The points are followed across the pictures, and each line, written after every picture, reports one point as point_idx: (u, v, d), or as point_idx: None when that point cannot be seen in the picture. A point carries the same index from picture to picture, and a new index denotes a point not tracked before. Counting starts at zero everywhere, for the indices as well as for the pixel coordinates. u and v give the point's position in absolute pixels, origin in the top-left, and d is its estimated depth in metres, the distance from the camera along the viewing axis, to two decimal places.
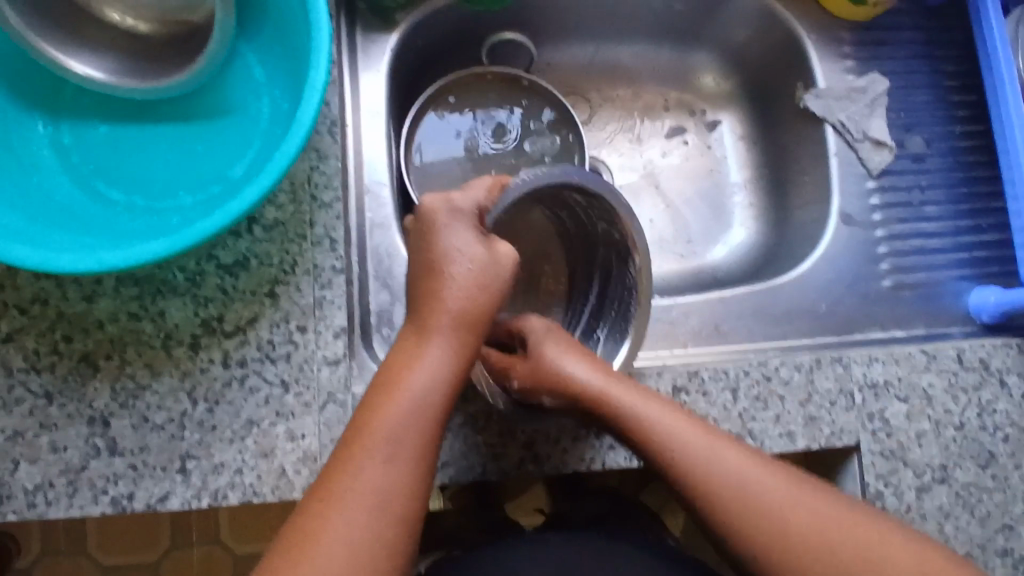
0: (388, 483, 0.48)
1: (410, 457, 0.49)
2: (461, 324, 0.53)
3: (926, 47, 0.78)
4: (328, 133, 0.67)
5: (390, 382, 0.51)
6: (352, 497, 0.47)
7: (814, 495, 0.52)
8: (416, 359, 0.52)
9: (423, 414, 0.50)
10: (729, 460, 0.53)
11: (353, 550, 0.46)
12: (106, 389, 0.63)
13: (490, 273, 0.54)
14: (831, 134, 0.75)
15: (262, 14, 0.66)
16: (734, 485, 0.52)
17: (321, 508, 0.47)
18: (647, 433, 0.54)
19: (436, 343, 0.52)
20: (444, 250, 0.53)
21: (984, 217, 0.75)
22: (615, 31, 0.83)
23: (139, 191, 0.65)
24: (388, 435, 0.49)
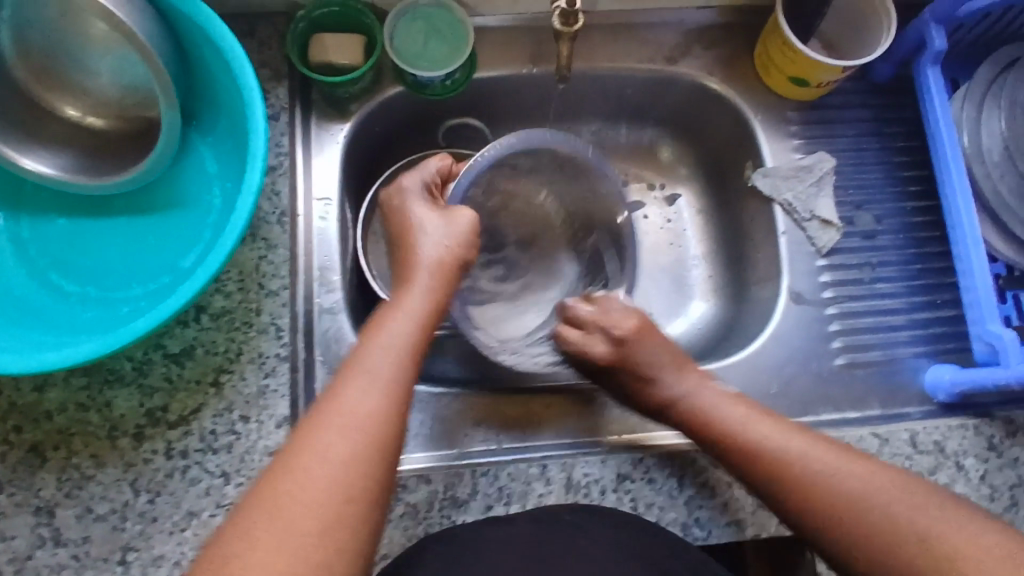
0: (370, 406, 0.53)
1: (387, 385, 0.54)
2: (438, 272, 0.63)
3: (875, 123, 0.78)
4: (277, 223, 0.69)
5: (372, 333, 0.58)
6: (336, 415, 0.52)
7: (862, 467, 0.58)
8: (399, 306, 0.60)
9: (401, 355, 0.56)
10: (786, 442, 0.61)
11: (337, 461, 0.50)
12: (52, 479, 0.64)
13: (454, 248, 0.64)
14: (779, 213, 0.75)
15: (215, 108, 0.68)
16: (786, 455, 0.60)
17: (311, 426, 0.52)
18: (705, 418, 0.66)
19: (410, 299, 0.61)
20: (415, 219, 0.65)
21: (939, 293, 0.74)
22: (570, 113, 0.83)
23: (93, 282, 0.66)
24: (371, 368, 0.55)
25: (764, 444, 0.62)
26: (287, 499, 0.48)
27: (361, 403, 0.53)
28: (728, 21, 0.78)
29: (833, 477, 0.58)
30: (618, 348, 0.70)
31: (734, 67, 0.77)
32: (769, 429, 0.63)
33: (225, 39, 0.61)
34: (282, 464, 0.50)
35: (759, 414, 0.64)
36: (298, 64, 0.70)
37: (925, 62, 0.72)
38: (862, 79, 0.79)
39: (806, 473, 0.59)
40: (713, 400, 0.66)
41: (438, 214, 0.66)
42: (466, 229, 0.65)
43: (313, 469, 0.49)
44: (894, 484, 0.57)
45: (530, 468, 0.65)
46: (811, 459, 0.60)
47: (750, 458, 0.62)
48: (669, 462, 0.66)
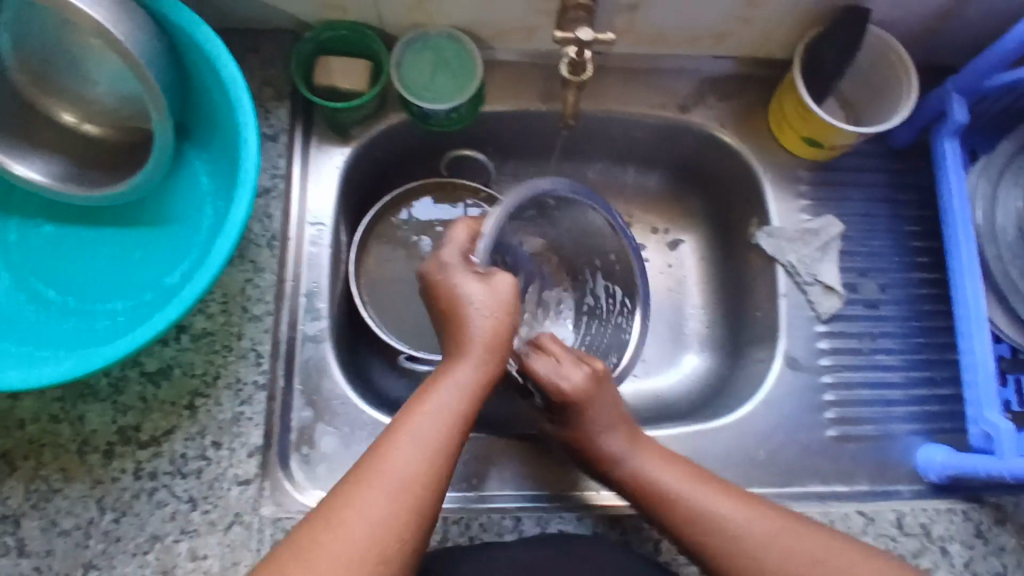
0: (412, 470, 0.52)
1: (427, 455, 0.52)
2: (490, 347, 0.58)
3: (888, 189, 0.76)
4: (266, 246, 0.68)
5: (421, 399, 0.56)
6: (375, 477, 0.51)
7: (739, 502, 0.58)
8: (446, 375, 0.57)
9: (450, 422, 0.54)
10: (700, 497, 0.58)
11: (370, 529, 0.49)
12: (20, 489, 0.62)
13: (493, 302, 0.59)
14: (781, 274, 0.73)
15: (213, 126, 0.68)
16: (705, 510, 0.57)
17: (348, 487, 0.51)
18: (630, 470, 0.62)
19: (465, 365, 0.57)
20: (461, 295, 0.58)
21: (938, 369, 0.72)
22: (577, 152, 0.82)
23: (76, 292, 0.66)
24: (420, 438, 0.53)
25: (693, 495, 0.59)
26: (321, 561, 0.47)
27: (398, 471, 0.51)
28: (743, 72, 0.77)
29: (734, 526, 0.56)
30: (591, 383, 0.64)
31: (746, 120, 0.76)
32: (654, 464, 0.62)
33: (225, 65, 0.60)
34: (317, 525, 0.49)
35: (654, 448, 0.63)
36: (301, 87, 0.69)
37: (943, 133, 0.71)
38: (877, 143, 0.77)
39: (700, 518, 0.57)
40: (636, 450, 0.63)
41: (478, 280, 0.59)
42: (510, 297, 0.59)
43: (350, 536, 0.48)
44: (763, 529, 0.56)
45: (504, 519, 0.63)
46: (718, 506, 0.58)
47: (661, 503, 0.59)
48: (646, 525, 0.64)
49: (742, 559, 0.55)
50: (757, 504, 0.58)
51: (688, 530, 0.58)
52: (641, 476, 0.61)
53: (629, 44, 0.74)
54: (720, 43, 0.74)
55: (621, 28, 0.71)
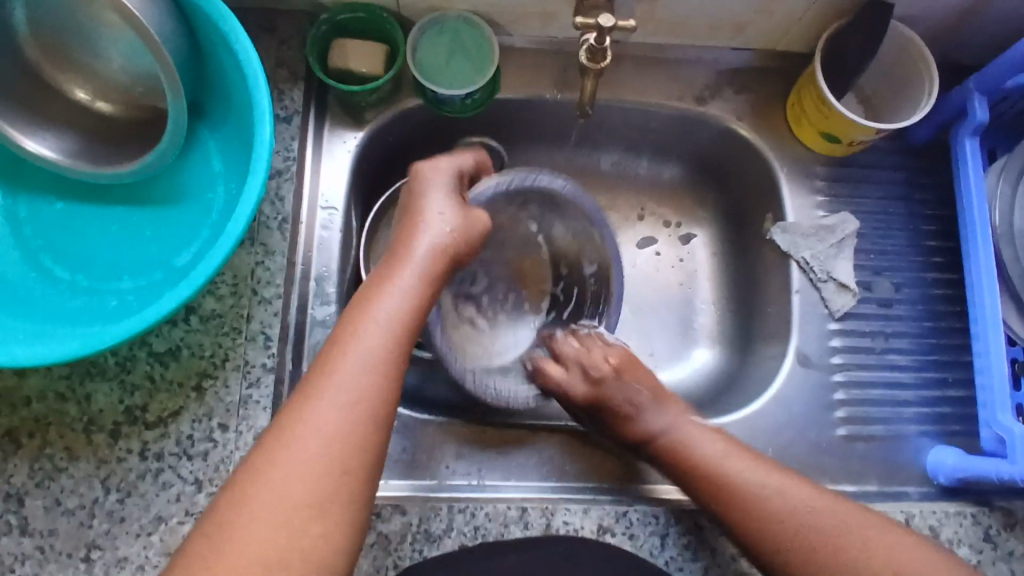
0: (359, 382, 0.49)
1: (370, 368, 0.49)
2: (435, 256, 0.56)
3: (905, 187, 0.75)
4: (277, 229, 0.67)
5: (362, 302, 0.53)
6: (325, 395, 0.48)
7: (804, 488, 0.59)
8: (391, 285, 0.54)
9: (393, 334, 0.51)
10: (785, 485, 0.59)
11: (331, 452, 0.46)
12: (24, 467, 0.62)
13: (467, 232, 0.59)
14: (795, 270, 0.73)
15: (226, 105, 0.67)
16: (765, 502, 0.59)
17: (296, 406, 0.48)
18: (684, 456, 0.63)
19: (408, 266, 0.55)
20: (426, 212, 0.59)
21: (951, 370, 0.71)
22: (592, 141, 0.81)
23: (84, 270, 0.65)
24: (365, 348, 0.50)
25: (727, 466, 0.61)
26: (272, 490, 0.45)
27: (350, 381, 0.49)
28: (763, 65, 0.76)
29: (804, 514, 0.57)
30: (595, 385, 0.68)
31: (764, 114, 0.75)
32: (749, 468, 0.61)
33: (239, 40, 0.59)
34: (262, 459, 0.46)
35: (731, 447, 0.63)
36: (316, 70, 0.68)
37: (963, 133, 0.70)
38: (896, 141, 0.76)
39: (773, 503, 0.58)
40: (732, 458, 0.62)
41: (452, 204, 0.60)
42: (479, 233, 0.60)
43: (297, 471, 0.45)
44: (864, 522, 0.56)
45: (509, 509, 0.62)
46: (804, 498, 0.58)
47: (744, 505, 0.59)
48: (654, 520, 0.63)
49: (806, 548, 0.56)
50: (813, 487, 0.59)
51: (752, 511, 0.59)
52: (723, 476, 0.61)
53: (648, 33, 0.73)
54: (741, 35, 0.73)
55: (641, 17, 0.70)
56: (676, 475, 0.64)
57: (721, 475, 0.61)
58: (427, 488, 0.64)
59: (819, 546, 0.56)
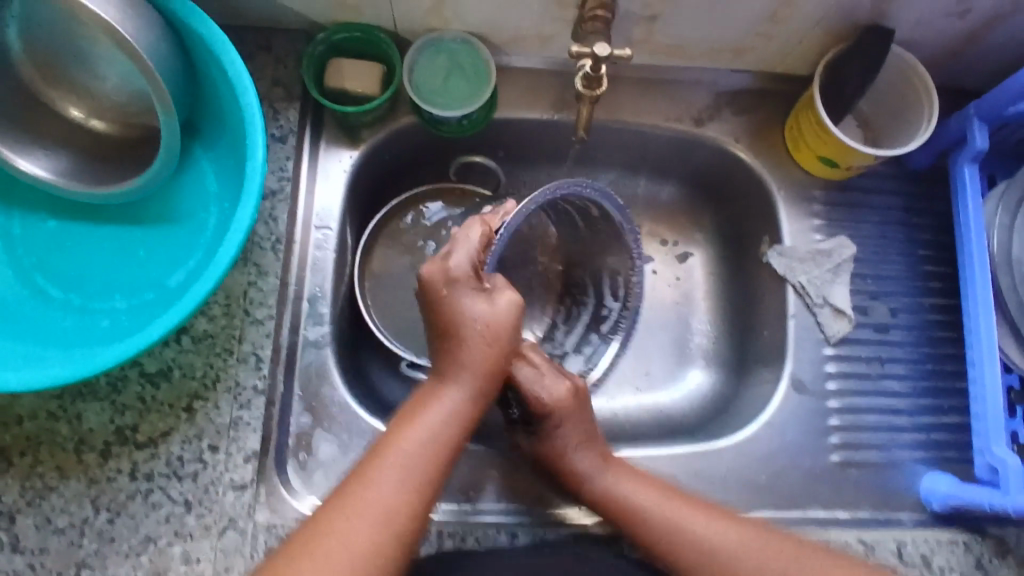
0: (387, 495, 0.51)
1: (406, 483, 0.52)
2: (481, 373, 0.58)
3: (904, 212, 0.75)
4: (271, 250, 0.67)
5: (400, 425, 0.56)
6: (354, 509, 0.51)
7: (750, 531, 0.60)
8: (434, 400, 0.57)
9: (440, 442, 0.55)
10: (709, 526, 0.60)
11: (351, 556, 0.49)
12: (15, 486, 0.61)
13: (497, 329, 0.59)
14: (790, 295, 0.72)
15: (221, 125, 0.67)
16: (699, 538, 0.60)
17: (323, 515, 0.51)
18: (628, 501, 0.63)
19: (456, 385, 0.58)
20: (462, 313, 0.58)
21: (946, 397, 0.71)
22: (590, 161, 0.80)
23: (77, 289, 0.65)
24: (399, 462, 0.53)
25: (665, 518, 0.61)
26: (311, 575, 0.48)
27: (386, 492, 0.52)
28: (762, 87, 0.75)
29: (772, 568, 0.58)
30: (575, 400, 0.67)
31: (763, 137, 0.74)
32: (728, 540, 0.60)
33: (233, 65, 0.59)
34: (301, 543, 0.49)
35: (684, 504, 0.62)
36: (312, 90, 0.68)
37: (961, 160, 0.69)
38: (896, 165, 0.76)
39: (750, 562, 0.58)
40: (682, 522, 0.61)
41: (485, 300, 0.58)
42: (512, 322, 0.59)
43: (330, 558, 0.48)
44: (823, 569, 0.58)
45: (500, 535, 0.63)
46: (766, 556, 0.59)
47: (714, 570, 0.59)
48: (644, 546, 0.62)
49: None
50: (812, 552, 0.58)
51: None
52: (669, 538, 0.60)
53: (646, 55, 0.72)
54: (740, 57, 0.72)
55: (639, 40, 0.70)
56: (620, 526, 0.63)
57: (680, 534, 0.60)
58: None
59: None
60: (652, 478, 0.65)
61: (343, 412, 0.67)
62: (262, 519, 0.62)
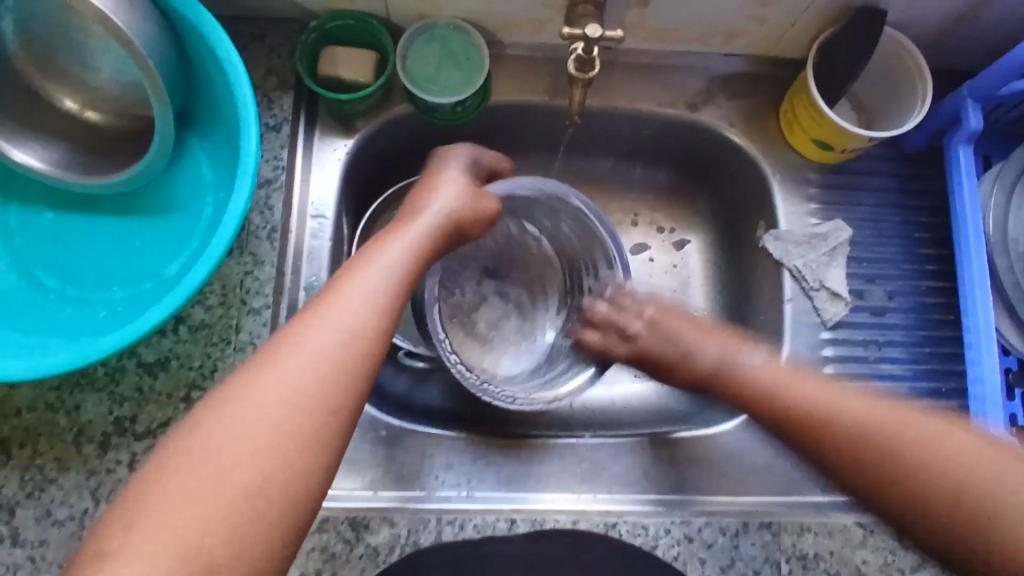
0: (332, 343, 0.46)
1: (347, 335, 0.46)
2: (434, 235, 0.57)
3: (899, 194, 0.75)
4: (266, 239, 0.67)
5: (349, 273, 0.50)
6: (296, 351, 0.45)
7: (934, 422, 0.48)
8: (382, 253, 0.53)
9: (375, 310, 0.48)
10: (808, 390, 0.54)
11: (284, 416, 0.43)
12: (15, 478, 0.61)
13: (466, 209, 0.60)
14: (786, 279, 0.73)
15: (215, 114, 0.67)
16: (914, 443, 0.47)
17: (263, 358, 0.45)
18: (737, 378, 0.59)
19: (401, 243, 0.54)
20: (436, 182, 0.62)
21: (945, 379, 0.71)
22: (585, 148, 0.80)
23: (73, 280, 0.65)
24: (337, 320, 0.47)
25: (847, 421, 0.50)
26: (213, 451, 0.41)
27: (328, 338, 0.46)
28: (755, 71, 0.75)
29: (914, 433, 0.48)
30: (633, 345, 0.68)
31: (757, 121, 0.74)
32: (877, 410, 0.50)
33: (227, 53, 0.59)
34: (225, 400, 0.43)
35: (823, 384, 0.54)
36: (305, 77, 0.68)
37: (957, 140, 0.69)
38: (890, 147, 0.76)
39: (851, 424, 0.50)
40: (793, 384, 0.55)
41: (462, 185, 0.62)
42: (478, 211, 0.61)
43: (258, 413, 0.43)
44: (938, 434, 0.47)
45: (499, 522, 0.62)
46: (894, 423, 0.49)
47: (822, 435, 0.51)
48: (644, 531, 0.63)
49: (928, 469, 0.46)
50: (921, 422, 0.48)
51: (874, 461, 0.48)
52: (843, 445, 0.50)
53: (639, 40, 0.72)
54: (733, 41, 0.72)
55: (632, 25, 0.70)
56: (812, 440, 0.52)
57: (850, 431, 0.50)
58: (414, 499, 0.64)
59: (985, 483, 0.44)
60: (813, 377, 0.55)
61: None
62: None
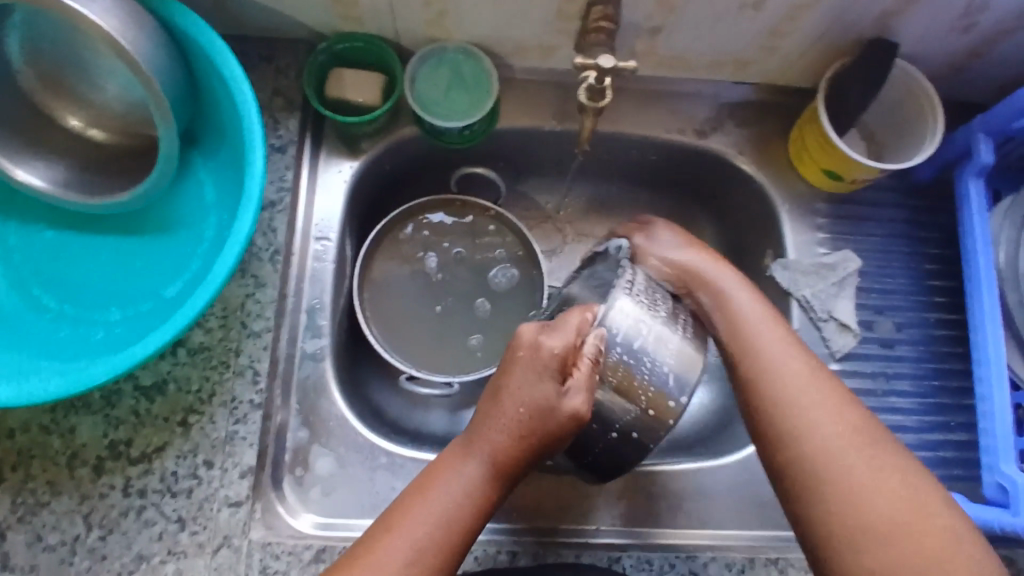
0: (429, 540, 0.49)
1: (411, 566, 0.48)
2: (501, 458, 0.51)
3: (908, 226, 0.74)
4: (269, 261, 0.66)
5: (425, 484, 0.52)
6: (393, 561, 0.48)
7: (858, 421, 0.51)
8: (452, 478, 0.51)
9: (475, 505, 0.51)
10: (753, 337, 0.56)
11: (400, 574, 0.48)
12: (5, 501, 0.60)
13: (539, 423, 0.50)
14: (795, 309, 0.71)
15: (220, 134, 0.66)
16: (789, 405, 0.52)
17: (371, 547, 0.49)
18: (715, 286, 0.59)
19: (470, 464, 0.51)
20: (514, 387, 0.51)
21: (953, 414, 0.70)
22: (592, 172, 0.80)
23: (72, 300, 0.64)
24: (436, 512, 0.50)
25: (777, 403, 0.53)
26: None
27: (420, 532, 0.49)
28: (764, 101, 0.75)
29: (818, 427, 0.51)
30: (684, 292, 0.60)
31: (765, 150, 0.74)
32: (780, 353, 0.55)
33: (234, 76, 0.59)
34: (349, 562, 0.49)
35: (769, 312, 0.58)
36: (312, 100, 0.67)
37: (967, 174, 0.69)
38: (899, 179, 0.75)
39: (768, 385, 0.53)
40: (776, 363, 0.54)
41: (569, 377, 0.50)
42: (561, 429, 0.50)
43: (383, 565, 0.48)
44: (872, 483, 0.48)
45: (500, 555, 0.62)
46: (795, 377, 0.53)
47: (763, 378, 0.54)
48: (648, 566, 0.61)
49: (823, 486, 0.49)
50: (885, 455, 0.50)
51: (773, 435, 0.52)
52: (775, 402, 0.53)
53: (649, 68, 0.72)
54: (743, 70, 0.72)
55: (641, 53, 0.69)
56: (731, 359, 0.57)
57: (769, 382, 0.53)
58: None
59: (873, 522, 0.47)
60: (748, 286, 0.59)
61: (342, 426, 0.66)
62: (257, 536, 0.60)
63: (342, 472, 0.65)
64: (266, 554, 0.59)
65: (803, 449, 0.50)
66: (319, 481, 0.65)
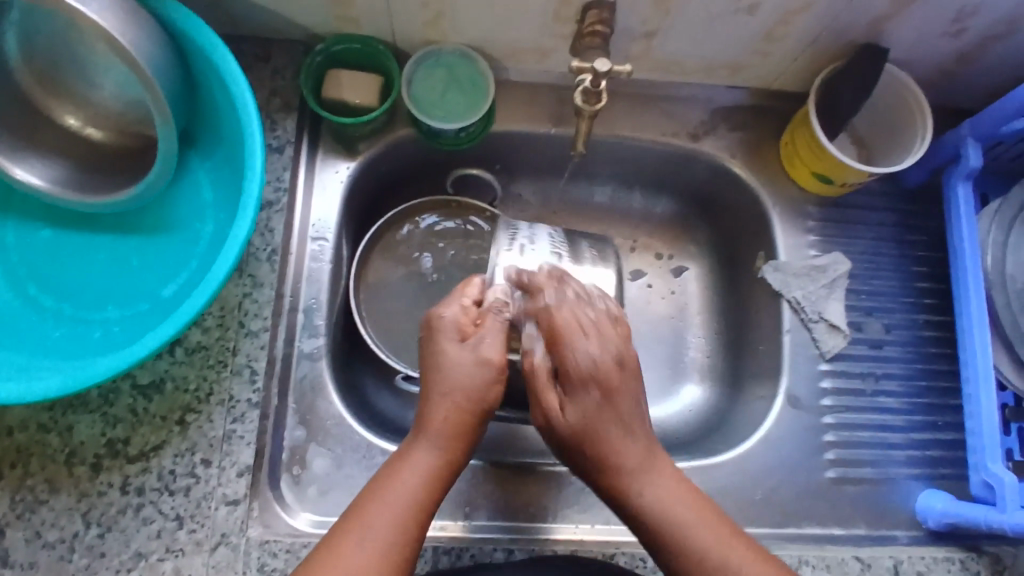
0: (389, 521, 0.50)
1: (383, 535, 0.50)
2: (450, 431, 0.54)
3: (896, 229, 0.75)
4: (266, 261, 0.66)
5: (377, 479, 0.54)
6: (352, 540, 0.49)
7: (692, 500, 0.54)
8: (404, 461, 0.54)
9: (430, 481, 0.53)
10: (638, 470, 0.54)
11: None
12: (5, 498, 0.60)
13: (460, 385, 0.55)
14: (786, 310, 0.72)
15: (217, 135, 0.67)
16: (661, 516, 0.53)
17: (346, 528, 0.50)
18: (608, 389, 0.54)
19: (422, 446, 0.54)
20: (442, 365, 0.55)
21: (941, 414, 0.71)
22: (586, 175, 0.80)
23: (70, 299, 0.64)
24: (401, 493, 0.52)
25: (655, 510, 0.53)
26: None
27: (387, 509, 0.51)
28: (756, 104, 0.76)
29: (677, 514, 0.53)
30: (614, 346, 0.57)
31: (758, 154, 0.75)
32: (640, 460, 0.54)
33: (233, 77, 0.59)
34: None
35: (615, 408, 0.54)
36: (310, 101, 0.68)
37: (956, 177, 0.70)
38: (889, 183, 0.76)
39: (628, 461, 0.54)
40: (648, 474, 0.54)
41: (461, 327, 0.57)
42: (480, 380, 0.55)
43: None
44: (721, 542, 0.52)
45: (497, 552, 0.62)
46: (633, 466, 0.54)
47: (606, 472, 0.54)
48: (642, 563, 0.62)
49: (705, 560, 0.51)
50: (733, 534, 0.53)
51: (641, 513, 0.53)
52: (640, 512, 0.53)
53: (644, 72, 0.73)
54: (736, 74, 0.73)
55: (636, 56, 0.70)
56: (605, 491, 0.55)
57: (646, 510, 0.53)
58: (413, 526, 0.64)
59: None
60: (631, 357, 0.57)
61: (338, 426, 0.67)
62: (254, 534, 0.61)
63: (339, 471, 0.66)
64: (264, 552, 0.60)
65: (675, 542, 0.52)
66: (316, 480, 0.65)
